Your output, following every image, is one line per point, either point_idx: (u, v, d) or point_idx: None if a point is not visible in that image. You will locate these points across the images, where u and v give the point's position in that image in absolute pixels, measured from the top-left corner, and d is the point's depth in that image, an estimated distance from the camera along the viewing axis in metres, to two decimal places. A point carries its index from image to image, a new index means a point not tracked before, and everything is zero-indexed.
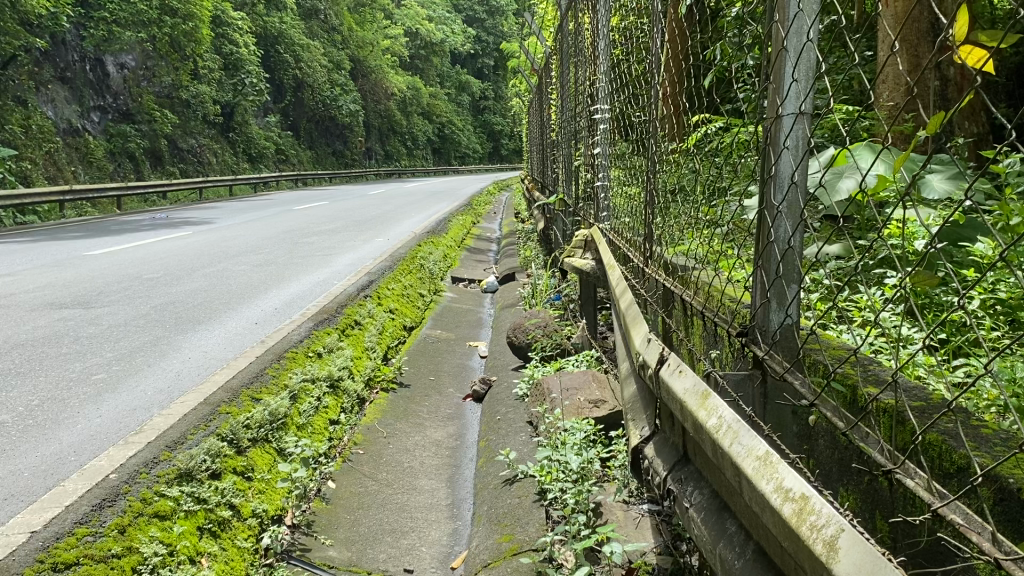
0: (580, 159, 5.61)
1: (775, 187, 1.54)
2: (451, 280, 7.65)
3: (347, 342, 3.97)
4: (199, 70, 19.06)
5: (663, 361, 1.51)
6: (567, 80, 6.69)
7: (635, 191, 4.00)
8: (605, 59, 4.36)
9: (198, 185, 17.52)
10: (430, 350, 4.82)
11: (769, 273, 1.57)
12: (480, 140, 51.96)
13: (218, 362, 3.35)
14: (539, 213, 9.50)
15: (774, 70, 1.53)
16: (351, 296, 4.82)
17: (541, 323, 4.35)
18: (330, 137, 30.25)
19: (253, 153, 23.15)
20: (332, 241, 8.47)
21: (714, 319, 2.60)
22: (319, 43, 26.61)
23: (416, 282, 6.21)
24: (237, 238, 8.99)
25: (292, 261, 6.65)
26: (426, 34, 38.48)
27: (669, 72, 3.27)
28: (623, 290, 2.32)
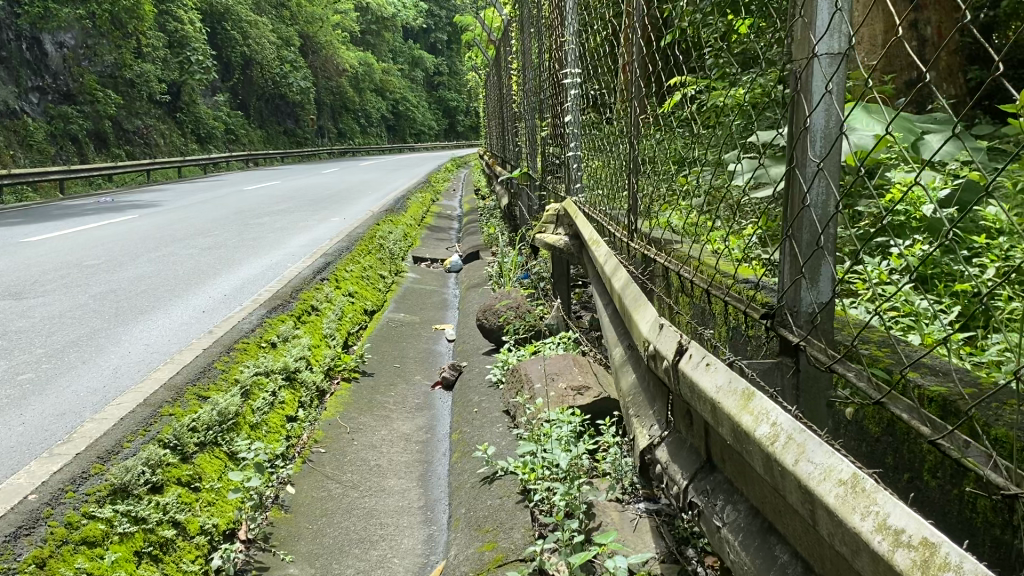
0: (546, 129, 5.36)
1: (809, 140, 1.30)
2: (413, 260, 7.37)
3: (303, 329, 3.73)
4: (143, 47, 18.40)
5: (682, 353, 1.26)
6: (529, 50, 6.43)
7: (610, 162, 3.77)
8: (573, 21, 4.11)
9: (145, 167, 16.95)
10: (394, 335, 4.56)
11: (802, 245, 1.33)
12: (436, 117, 51.50)
13: (160, 355, 3.05)
14: (501, 188, 9.24)
15: (807, 3, 1.28)
16: (307, 279, 4.54)
17: (512, 304, 4.09)
18: (282, 116, 29.58)
19: (202, 134, 22.49)
20: (285, 222, 8.13)
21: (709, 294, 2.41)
22: (267, 19, 25.90)
23: (376, 263, 5.94)
24: (187, 221, 8.64)
25: (243, 244, 6.33)
26: (378, 9, 37.78)
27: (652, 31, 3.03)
28: (617, 268, 2.09)
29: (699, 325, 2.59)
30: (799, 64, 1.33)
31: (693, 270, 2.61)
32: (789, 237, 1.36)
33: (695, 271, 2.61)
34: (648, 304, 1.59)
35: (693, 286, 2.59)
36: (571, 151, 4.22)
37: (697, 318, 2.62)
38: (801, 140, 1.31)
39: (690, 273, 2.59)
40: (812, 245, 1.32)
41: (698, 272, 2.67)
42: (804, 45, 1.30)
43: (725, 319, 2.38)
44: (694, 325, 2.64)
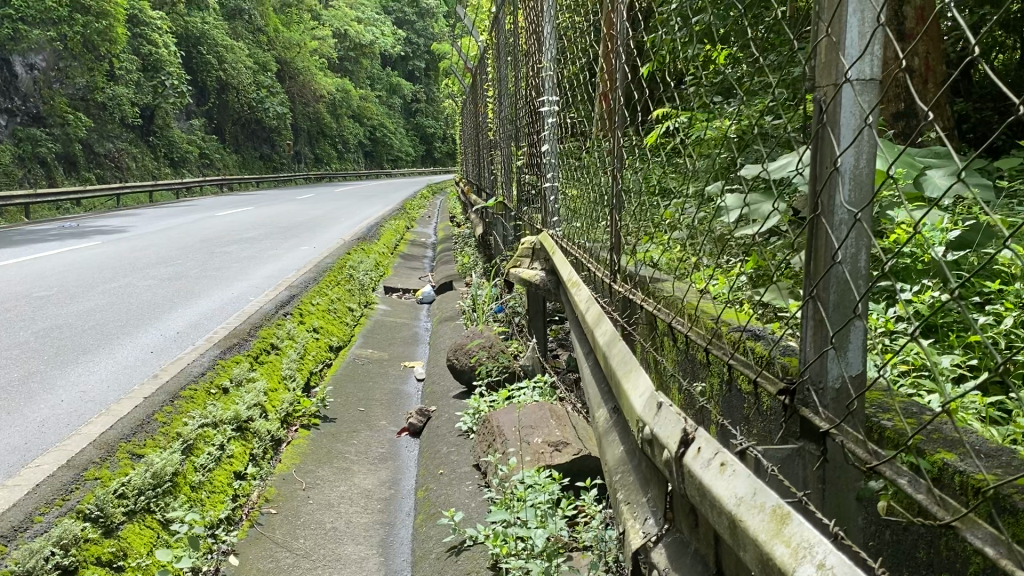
0: (523, 157, 5.14)
1: (836, 183, 1.08)
2: (384, 290, 7.11)
3: (260, 371, 3.47)
4: (116, 70, 18.05)
5: (687, 446, 1.03)
6: (506, 77, 6.24)
7: (589, 194, 3.55)
8: (551, 45, 3.91)
9: (115, 192, 16.60)
10: (360, 374, 4.29)
11: (829, 307, 1.10)
12: (413, 144, 51.52)
13: (97, 404, 2.78)
14: (477, 217, 9.01)
15: (834, 21, 1.07)
16: (268, 314, 4.27)
17: (484, 343, 3.81)
18: (258, 140, 29.34)
19: (176, 158, 22.19)
20: (252, 250, 7.85)
21: (699, 345, 2.20)
22: (244, 44, 25.65)
23: (344, 295, 5.68)
24: (151, 248, 8.34)
25: (205, 274, 6.05)
26: (357, 35, 37.64)
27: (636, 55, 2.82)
28: (599, 317, 1.86)
29: (691, 376, 2.38)
30: (822, 91, 1.11)
31: (681, 314, 2.40)
32: (811, 297, 1.13)
33: (682, 316, 2.40)
34: (640, 369, 1.36)
35: (681, 332, 2.36)
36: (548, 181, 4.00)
37: (687, 366, 2.40)
38: (828, 182, 1.09)
39: (678, 318, 2.37)
40: (842, 308, 1.09)
41: (686, 315, 2.45)
42: (831, 69, 1.08)
43: (719, 372, 2.17)
44: (683, 372, 2.42)
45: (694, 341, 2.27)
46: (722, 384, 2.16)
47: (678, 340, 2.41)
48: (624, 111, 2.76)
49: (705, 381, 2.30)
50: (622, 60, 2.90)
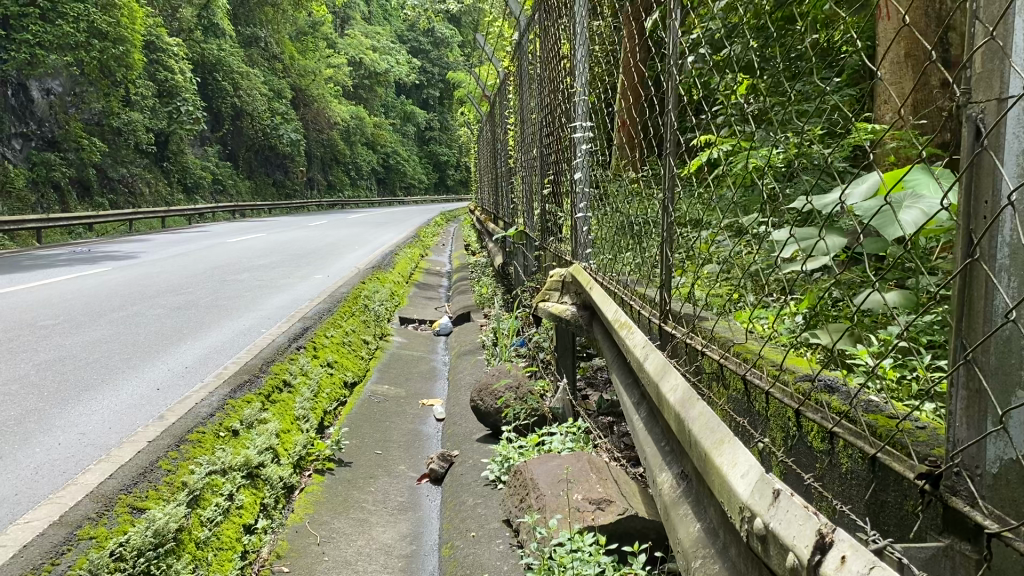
0: (548, 187, 4.94)
1: (1002, 225, 0.85)
2: (400, 321, 6.91)
3: (272, 412, 3.27)
4: (131, 96, 18.07)
5: (825, 553, 0.80)
6: (529, 103, 6.06)
7: (623, 225, 3.35)
8: (582, 71, 3.72)
9: (128, 217, 16.55)
10: (377, 413, 4.07)
11: (990, 377, 0.87)
12: (425, 172, 51.65)
13: (97, 448, 2.57)
14: (494, 246, 8.83)
15: (999, 18, 0.84)
16: (280, 348, 4.08)
17: (512, 383, 3.57)
18: (272, 167, 29.42)
19: (189, 183, 22.21)
20: (265, 278, 7.68)
21: (761, 392, 1.98)
22: (259, 71, 25.75)
23: (359, 327, 5.48)
24: (161, 275, 8.18)
25: (216, 303, 5.87)
26: (372, 64, 37.84)
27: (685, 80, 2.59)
28: (664, 366, 1.64)
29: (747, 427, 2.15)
30: (978, 109, 0.88)
31: (733, 356, 2.19)
32: (964, 361, 0.90)
33: (733, 357, 2.18)
34: (733, 439, 1.15)
35: (735, 377, 2.14)
36: (578, 214, 3.78)
37: (737, 411, 2.17)
38: (991, 220, 0.86)
39: (729, 360, 2.15)
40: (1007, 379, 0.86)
41: (738, 354, 2.22)
42: (992, 81, 0.85)
43: (781, 423, 1.94)
44: (735, 422, 2.20)
45: (749, 385, 2.05)
46: (785, 439, 1.93)
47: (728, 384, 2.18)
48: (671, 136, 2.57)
49: (764, 431, 2.06)
50: (670, 84, 2.69)
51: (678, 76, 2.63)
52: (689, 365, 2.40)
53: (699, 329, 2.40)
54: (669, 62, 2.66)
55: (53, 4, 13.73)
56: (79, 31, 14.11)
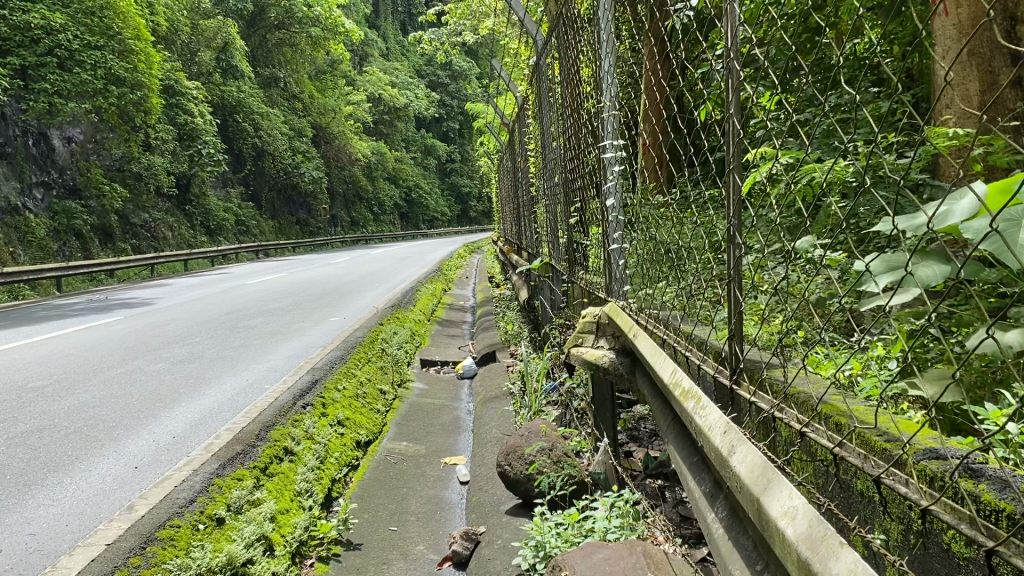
0: (575, 216, 4.47)
1: None
2: (421, 364, 6.43)
3: (267, 489, 2.81)
4: (151, 140, 17.94)
5: None
6: (550, 130, 5.63)
7: (664, 259, 2.85)
8: (610, 81, 3.22)
9: (150, 262, 16.33)
10: (393, 478, 3.60)
11: None
12: (449, 204, 51.62)
13: (46, 558, 2.16)
14: (518, 279, 8.36)
15: None
16: (284, 408, 3.63)
17: (545, 445, 3.08)
18: (294, 206, 29.33)
19: (212, 226, 22.08)
20: (277, 323, 7.27)
21: (868, 477, 1.48)
22: (279, 111, 25.66)
23: (376, 375, 5.03)
24: (171, 323, 7.79)
25: (221, 355, 5.45)
26: (391, 100, 37.80)
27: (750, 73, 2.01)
28: (762, 472, 1.19)
29: (834, 506, 1.60)
30: None
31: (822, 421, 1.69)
32: None
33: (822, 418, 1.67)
34: None
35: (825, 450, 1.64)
36: (612, 245, 3.26)
37: (826, 493, 1.64)
38: None
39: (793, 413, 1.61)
40: None
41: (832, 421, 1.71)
42: None
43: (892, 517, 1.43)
44: (826, 507, 1.66)
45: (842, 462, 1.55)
46: (905, 532, 1.40)
47: (809, 453, 1.65)
48: (732, 140, 2.06)
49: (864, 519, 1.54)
50: (731, 81, 2.12)
51: (738, 70, 2.07)
52: (757, 430, 1.85)
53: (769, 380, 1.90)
54: (726, 55, 2.12)
55: (70, 53, 13.44)
56: (96, 79, 13.77)
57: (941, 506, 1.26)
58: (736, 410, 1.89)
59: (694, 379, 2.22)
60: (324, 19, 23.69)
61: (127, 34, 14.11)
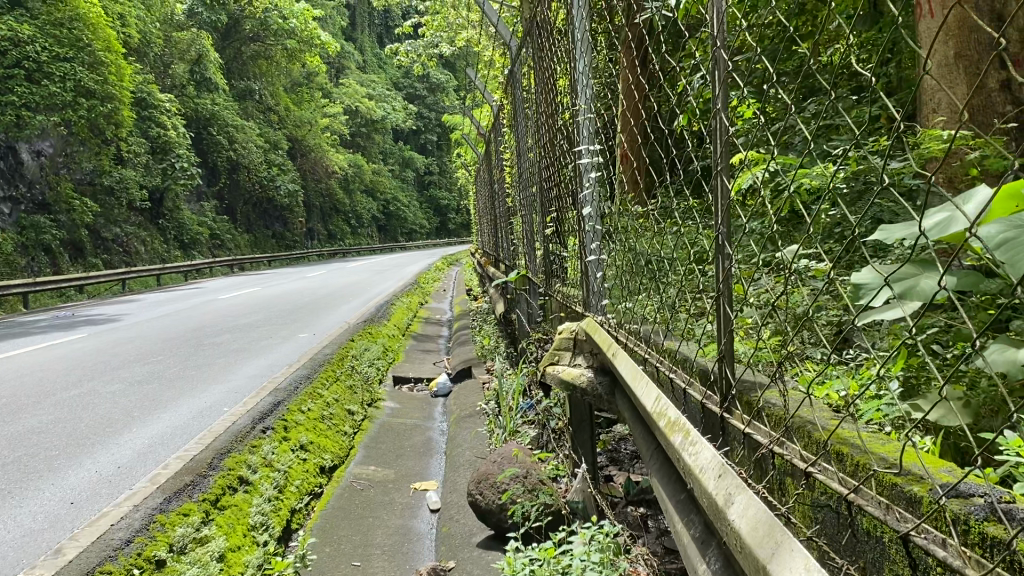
0: (551, 227, 4.28)
1: None
2: (394, 382, 6.20)
3: (217, 524, 2.59)
4: (123, 154, 17.59)
5: None
6: (526, 140, 5.47)
7: (644, 272, 2.65)
8: (584, 84, 3.03)
9: (121, 277, 15.98)
10: (358, 506, 3.38)
11: None
12: (427, 216, 51.39)
13: None
14: (495, 292, 8.18)
15: None
16: (242, 434, 3.40)
17: (520, 472, 2.88)
18: (270, 219, 29.00)
19: (186, 240, 21.74)
20: (244, 340, 7.03)
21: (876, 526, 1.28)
22: (254, 123, 25.35)
23: (344, 395, 4.81)
24: (136, 341, 7.52)
25: (182, 374, 5.20)
26: (369, 112, 37.55)
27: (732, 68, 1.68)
28: (768, 530, 0.99)
29: (832, 550, 1.41)
30: None
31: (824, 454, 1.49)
32: None
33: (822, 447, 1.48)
34: None
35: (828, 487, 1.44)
36: (589, 256, 3.07)
37: (826, 536, 1.44)
38: None
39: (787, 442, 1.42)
40: None
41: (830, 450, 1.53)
42: None
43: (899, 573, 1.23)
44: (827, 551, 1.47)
45: (849, 503, 1.35)
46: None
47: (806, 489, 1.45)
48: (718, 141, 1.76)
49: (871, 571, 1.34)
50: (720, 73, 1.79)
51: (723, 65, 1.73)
52: (747, 462, 1.65)
53: (759, 404, 1.71)
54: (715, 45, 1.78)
55: (38, 64, 13.13)
56: (65, 91, 13.47)
57: (972, 567, 1.05)
58: (724, 439, 1.70)
59: (677, 403, 2.03)
60: (300, 31, 23.54)
61: (97, 45, 13.90)
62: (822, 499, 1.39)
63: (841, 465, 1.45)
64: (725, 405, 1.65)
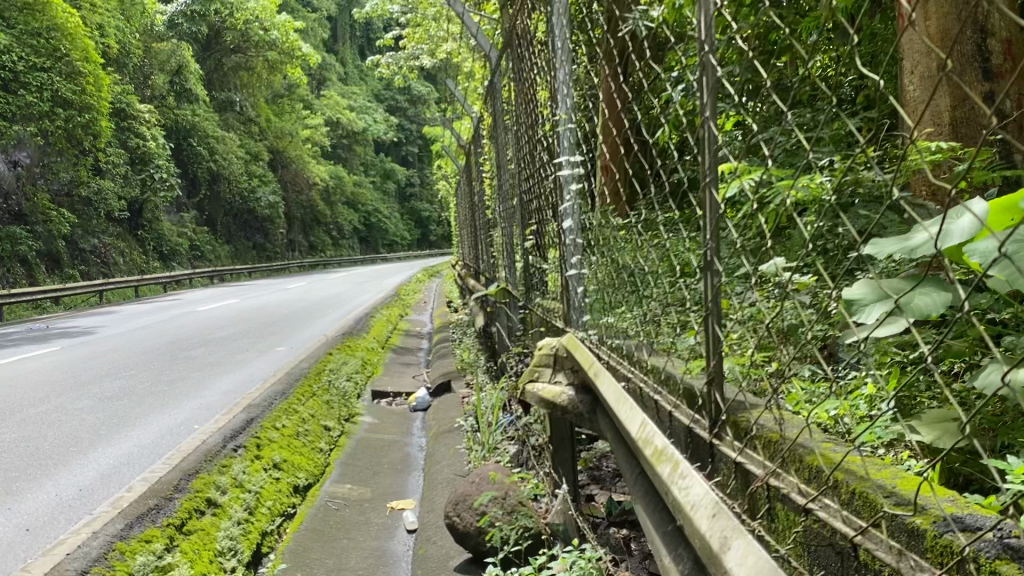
0: (531, 240, 4.20)
1: None
2: (372, 396, 6.09)
3: (182, 551, 2.48)
4: (101, 164, 17.35)
5: None
6: (506, 151, 5.39)
7: (626, 287, 2.57)
8: (564, 94, 2.94)
9: (97, 289, 15.75)
10: (333, 528, 3.27)
11: None
12: (410, 228, 51.27)
13: None
14: (476, 304, 8.09)
15: None
16: (212, 454, 3.29)
17: (499, 493, 2.79)
18: (251, 231, 28.78)
19: (165, 251, 21.49)
20: (219, 353, 6.89)
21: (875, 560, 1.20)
22: (234, 134, 25.14)
23: (320, 411, 4.69)
24: (109, 355, 7.36)
25: (154, 390, 5.07)
26: (351, 123, 37.40)
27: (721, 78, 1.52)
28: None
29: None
30: None
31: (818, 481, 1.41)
32: None
33: (815, 475, 1.41)
34: None
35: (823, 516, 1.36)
36: (569, 271, 3.00)
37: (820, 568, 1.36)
38: None
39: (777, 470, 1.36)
40: None
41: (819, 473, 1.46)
42: None
43: None
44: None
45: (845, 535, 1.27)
46: None
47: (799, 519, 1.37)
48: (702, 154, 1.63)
49: None
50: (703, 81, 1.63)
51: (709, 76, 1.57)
52: (737, 489, 1.57)
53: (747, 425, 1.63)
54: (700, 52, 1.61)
55: (14, 74, 12.94)
56: (42, 101, 13.29)
57: None
58: (710, 463, 1.63)
59: (660, 422, 1.96)
60: (281, 42, 23.46)
61: (74, 55, 13.74)
62: (809, 528, 1.31)
63: (835, 492, 1.37)
64: (713, 428, 1.58)
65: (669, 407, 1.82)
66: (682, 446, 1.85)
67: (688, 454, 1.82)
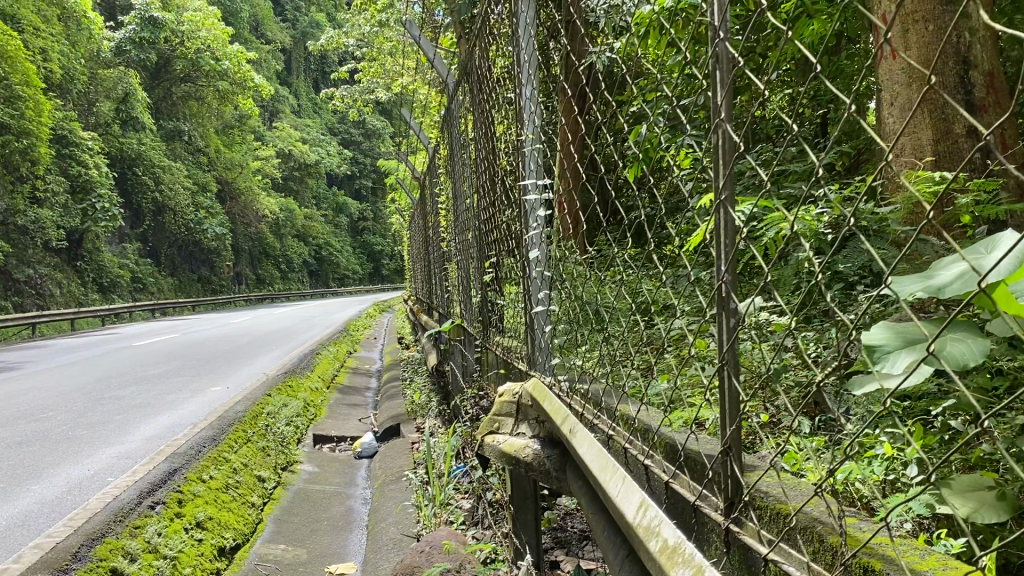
0: (489, 276, 3.89)
1: None
2: (314, 441, 5.68)
3: None
4: (39, 191, 16.62)
5: None
6: (463, 182, 5.10)
7: (598, 329, 2.24)
8: (528, 113, 2.61)
9: (32, 321, 14.98)
10: None
11: None
12: (360, 262, 50.65)
13: None
14: (426, 342, 7.73)
15: None
16: (125, 514, 2.89)
17: (452, 565, 2.45)
18: (196, 263, 28.03)
19: (105, 283, 20.67)
20: (149, 393, 6.41)
21: None
22: (181, 164, 24.46)
23: (254, 459, 4.28)
24: (29, 394, 6.82)
25: (70, 435, 4.60)
26: (302, 155, 36.82)
27: (737, 70, 1.15)
28: None
29: None
30: None
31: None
32: None
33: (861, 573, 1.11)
34: None
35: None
36: (536, 308, 2.65)
37: None
38: None
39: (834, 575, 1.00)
40: None
41: (859, 566, 1.13)
42: None
43: None
44: None
45: None
46: None
47: None
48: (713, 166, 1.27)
49: None
50: (710, 75, 1.26)
51: (726, 70, 1.19)
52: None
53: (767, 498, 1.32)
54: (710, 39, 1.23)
55: None
56: None
57: None
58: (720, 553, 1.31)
59: (650, 495, 1.64)
60: (232, 73, 23.04)
61: (13, 78, 13.15)
62: None
63: None
64: (728, 509, 1.25)
65: (663, 477, 1.50)
66: (677, 527, 1.53)
67: (688, 538, 1.50)
